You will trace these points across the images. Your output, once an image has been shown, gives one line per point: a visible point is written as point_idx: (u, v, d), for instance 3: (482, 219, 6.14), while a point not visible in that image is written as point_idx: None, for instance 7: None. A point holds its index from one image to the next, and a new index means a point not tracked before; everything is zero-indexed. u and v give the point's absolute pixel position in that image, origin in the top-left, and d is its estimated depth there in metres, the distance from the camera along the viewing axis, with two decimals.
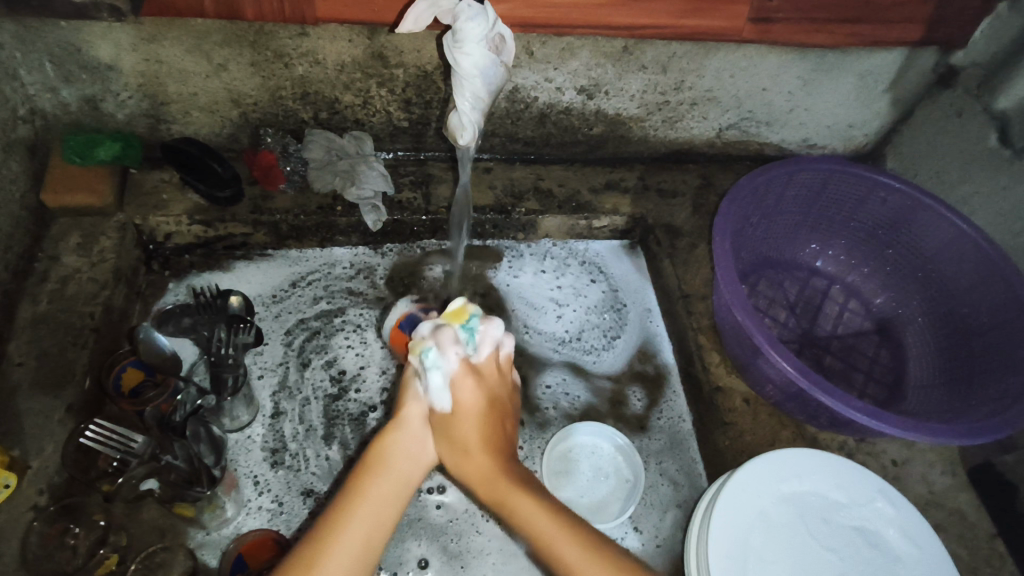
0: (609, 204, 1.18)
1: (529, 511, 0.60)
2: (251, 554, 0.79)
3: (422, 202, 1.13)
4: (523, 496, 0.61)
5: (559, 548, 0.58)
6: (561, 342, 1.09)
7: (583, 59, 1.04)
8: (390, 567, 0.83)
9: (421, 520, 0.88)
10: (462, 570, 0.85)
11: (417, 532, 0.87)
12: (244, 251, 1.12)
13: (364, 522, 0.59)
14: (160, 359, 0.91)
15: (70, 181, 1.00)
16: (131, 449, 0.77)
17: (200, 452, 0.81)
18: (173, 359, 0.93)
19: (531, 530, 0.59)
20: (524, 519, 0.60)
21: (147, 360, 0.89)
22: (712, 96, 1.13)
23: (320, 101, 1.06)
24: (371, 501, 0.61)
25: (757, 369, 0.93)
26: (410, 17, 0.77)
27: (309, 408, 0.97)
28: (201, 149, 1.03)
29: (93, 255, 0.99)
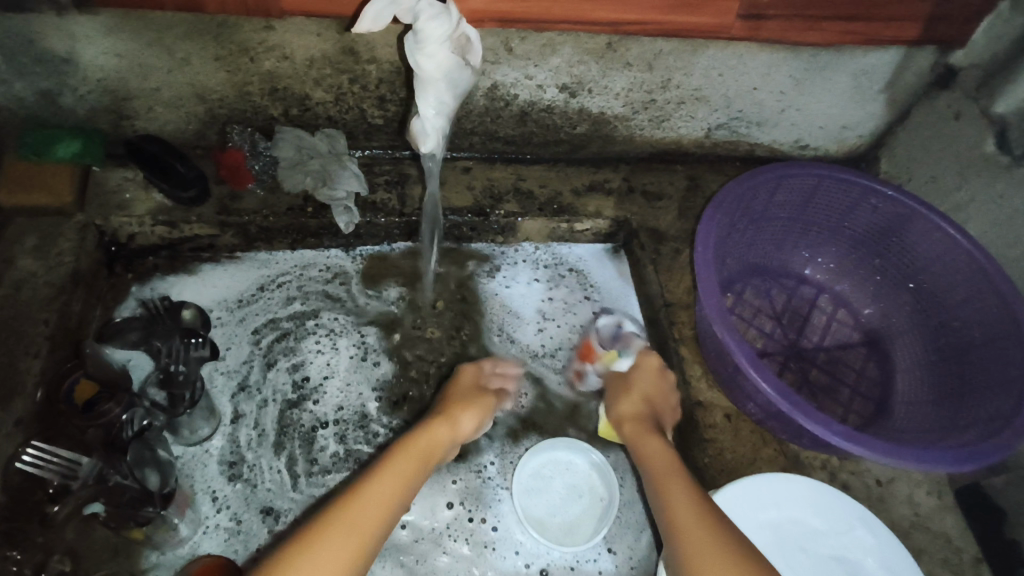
0: (592, 207, 1.14)
1: (658, 451, 0.79)
2: None
3: (397, 203, 1.08)
4: (657, 445, 0.79)
5: (672, 481, 0.73)
6: (533, 355, 1.05)
7: (566, 56, 0.99)
8: None
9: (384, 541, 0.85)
10: None
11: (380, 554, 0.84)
12: (211, 254, 1.07)
13: (412, 465, 0.74)
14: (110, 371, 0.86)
15: (30, 180, 0.96)
16: (75, 472, 0.74)
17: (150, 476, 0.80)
18: (120, 374, 0.87)
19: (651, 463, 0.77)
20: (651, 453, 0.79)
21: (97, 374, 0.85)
22: (701, 95, 1.08)
23: (289, 98, 1.01)
24: (418, 455, 0.75)
25: (738, 386, 0.89)
26: (367, 16, 0.68)
27: (264, 411, 0.95)
28: (163, 146, 1.01)
29: (50, 258, 0.95)
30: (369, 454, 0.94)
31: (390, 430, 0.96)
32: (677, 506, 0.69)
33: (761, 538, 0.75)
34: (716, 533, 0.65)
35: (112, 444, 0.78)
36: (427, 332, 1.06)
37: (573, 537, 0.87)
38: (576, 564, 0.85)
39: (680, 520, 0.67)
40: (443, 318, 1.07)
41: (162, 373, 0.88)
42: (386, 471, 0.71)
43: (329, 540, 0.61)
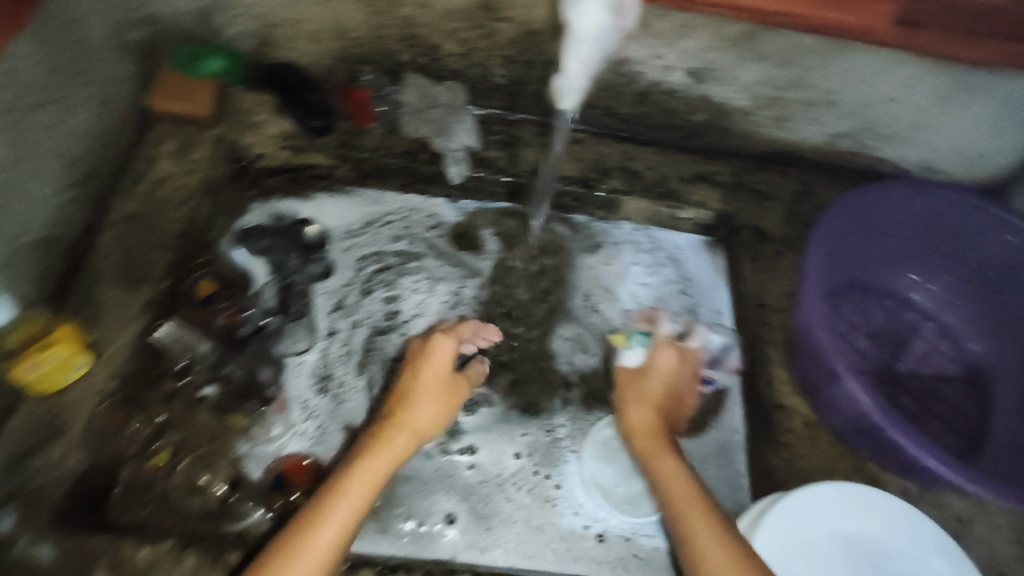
0: (697, 198, 1.14)
1: (675, 467, 0.74)
2: (291, 473, 0.86)
3: (506, 163, 1.12)
4: (666, 462, 0.75)
5: (691, 513, 0.68)
6: (615, 331, 1.07)
7: (700, 40, 0.98)
8: (418, 516, 0.86)
9: (450, 477, 0.90)
10: (487, 532, 0.86)
11: (447, 487, 0.89)
12: (326, 183, 1.12)
13: (372, 474, 0.69)
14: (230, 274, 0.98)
15: (175, 90, 1.03)
16: (197, 355, 0.88)
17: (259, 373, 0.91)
18: (241, 276, 0.99)
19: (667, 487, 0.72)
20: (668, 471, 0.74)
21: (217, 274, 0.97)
22: (831, 99, 1.05)
23: (421, 46, 1.04)
24: (380, 460, 0.70)
25: (827, 397, 0.89)
26: None
27: (355, 333, 1.00)
28: (298, 74, 1.07)
29: (187, 164, 1.02)
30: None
31: None
32: (694, 535, 0.66)
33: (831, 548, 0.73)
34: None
35: (231, 337, 0.91)
36: (517, 293, 1.08)
37: (634, 510, 0.88)
38: (631, 536, 0.87)
39: (704, 556, 0.64)
40: (534, 281, 1.09)
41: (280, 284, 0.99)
42: (340, 495, 0.66)
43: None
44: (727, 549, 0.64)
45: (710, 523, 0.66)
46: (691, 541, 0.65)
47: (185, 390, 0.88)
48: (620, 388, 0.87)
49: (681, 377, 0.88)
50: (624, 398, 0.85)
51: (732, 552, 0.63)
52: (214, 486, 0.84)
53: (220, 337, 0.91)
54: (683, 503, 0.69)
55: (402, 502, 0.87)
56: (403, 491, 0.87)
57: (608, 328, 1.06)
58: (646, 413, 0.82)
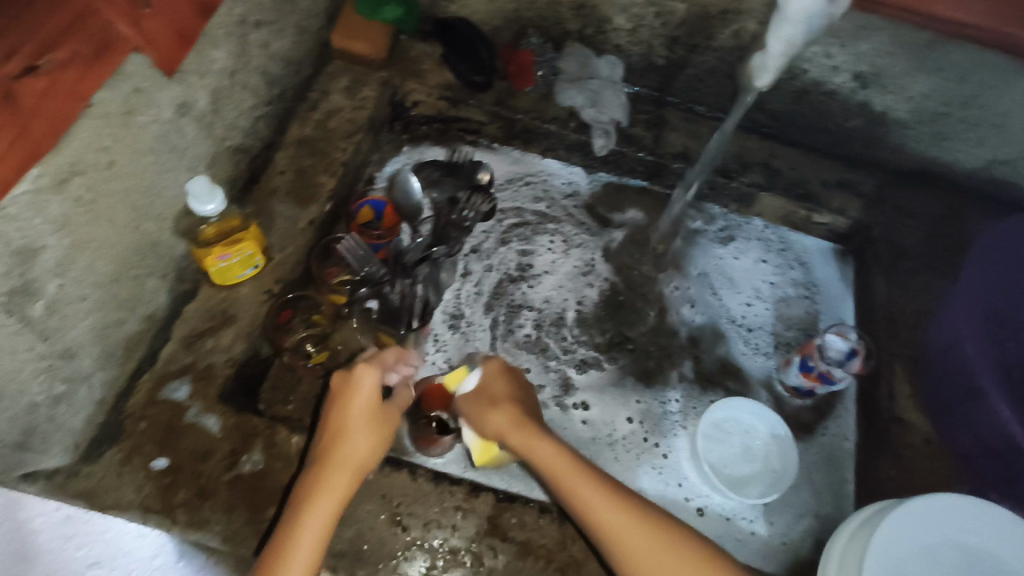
0: (837, 204, 1.12)
1: (553, 455, 0.72)
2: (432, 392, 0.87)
3: (651, 143, 1.13)
4: (557, 456, 0.72)
5: (606, 518, 0.68)
6: (732, 319, 1.07)
7: (876, 44, 0.97)
8: None
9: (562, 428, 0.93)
10: None
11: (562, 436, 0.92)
12: (473, 138, 1.18)
13: (315, 528, 0.64)
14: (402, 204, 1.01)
15: (356, 30, 1.10)
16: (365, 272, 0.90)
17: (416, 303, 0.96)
18: (411, 210, 1.02)
19: (569, 487, 0.70)
20: (547, 462, 0.72)
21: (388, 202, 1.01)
22: (1001, 123, 1.02)
23: (591, 18, 1.08)
24: (320, 507, 0.65)
25: (957, 416, 0.89)
26: None
27: (487, 276, 1.05)
28: (472, 31, 1.11)
29: (356, 100, 1.09)
30: (557, 348, 1.01)
31: (582, 336, 1.03)
32: (624, 544, 0.66)
33: (950, 559, 0.73)
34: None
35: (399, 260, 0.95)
36: (643, 269, 1.10)
37: (737, 492, 0.90)
38: (731, 516, 0.89)
39: (634, 558, 0.66)
40: (660, 261, 1.12)
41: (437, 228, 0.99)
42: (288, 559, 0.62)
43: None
44: (651, 532, 0.67)
45: (636, 532, 0.67)
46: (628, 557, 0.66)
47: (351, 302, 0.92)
48: (467, 409, 0.78)
49: (509, 394, 0.79)
50: (490, 411, 0.76)
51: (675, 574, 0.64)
52: None
53: (391, 259, 0.94)
54: (592, 500, 0.69)
55: None
56: None
57: (727, 317, 1.08)
58: (506, 419, 0.75)
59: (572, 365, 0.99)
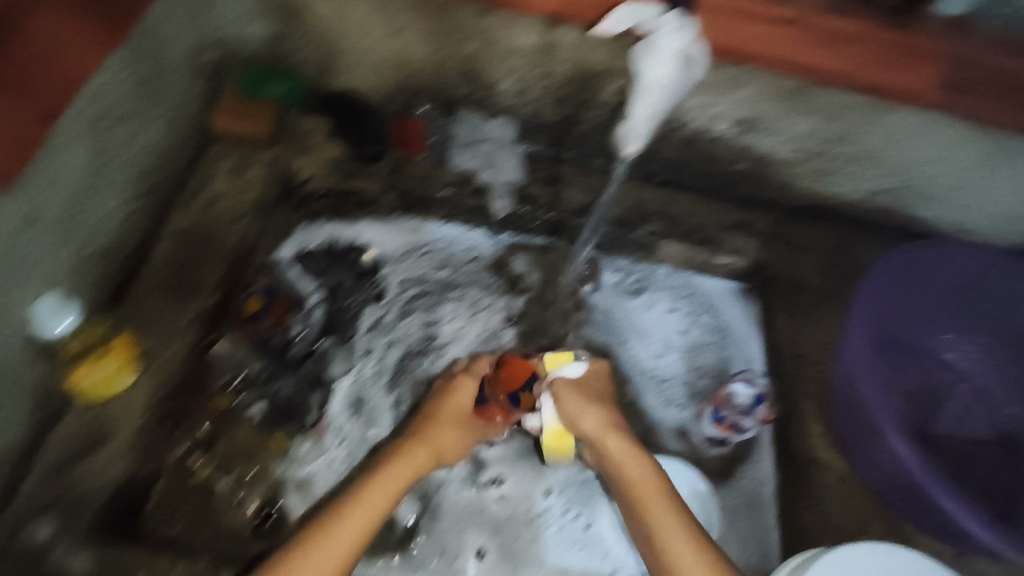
0: (735, 244, 1.16)
1: (626, 454, 0.80)
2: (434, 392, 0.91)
3: (549, 201, 1.14)
4: (631, 453, 0.80)
5: (657, 514, 0.73)
6: (646, 374, 1.12)
7: (751, 93, 0.99)
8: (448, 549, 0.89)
9: (480, 509, 0.93)
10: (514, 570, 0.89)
11: (483, 518, 0.92)
12: (370, 210, 1.15)
13: (372, 501, 0.74)
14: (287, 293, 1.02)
15: (238, 110, 1.06)
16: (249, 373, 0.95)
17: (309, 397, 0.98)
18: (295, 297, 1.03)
19: (635, 483, 0.77)
20: (620, 458, 0.80)
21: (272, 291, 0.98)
22: (874, 157, 1.07)
23: (478, 83, 1.05)
24: (387, 484, 0.76)
25: (862, 451, 0.90)
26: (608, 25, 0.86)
27: (389, 352, 1.05)
28: (360, 105, 1.09)
29: (241, 183, 1.05)
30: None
31: None
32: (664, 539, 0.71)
33: None
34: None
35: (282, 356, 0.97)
36: None
37: None
38: None
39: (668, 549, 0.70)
40: None
41: (336, 307, 1.06)
42: (350, 509, 0.73)
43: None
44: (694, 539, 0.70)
45: (679, 538, 0.70)
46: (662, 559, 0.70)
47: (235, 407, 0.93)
48: (557, 394, 0.86)
49: (602, 395, 0.87)
50: (588, 407, 0.83)
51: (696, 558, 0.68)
52: (247, 503, 0.89)
53: (272, 356, 0.96)
54: (657, 510, 0.73)
55: (435, 531, 0.91)
56: (434, 521, 0.91)
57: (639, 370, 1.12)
58: (597, 424, 0.82)
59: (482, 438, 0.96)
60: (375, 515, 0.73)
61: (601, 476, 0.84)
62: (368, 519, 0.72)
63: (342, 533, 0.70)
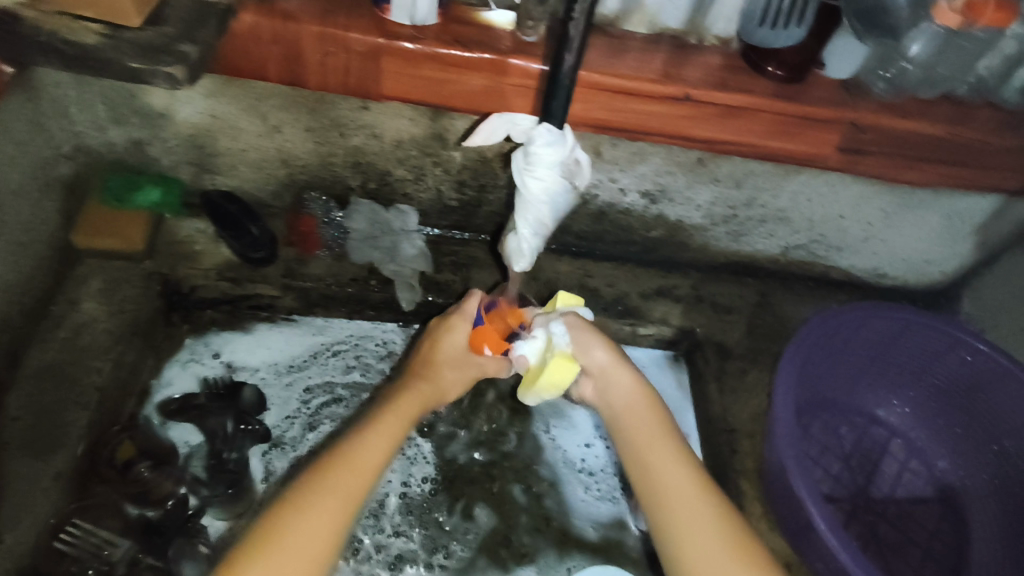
0: (659, 313, 1.11)
1: (645, 397, 0.76)
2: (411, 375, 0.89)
3: (460, 287, 1.07)
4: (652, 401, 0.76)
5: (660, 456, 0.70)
6: (573, 463, 1.02)
7: (654, 165, 0.97)
8: None
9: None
10: None
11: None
12: (268, 313, 1.06)
13: (376, 437, 0.68)
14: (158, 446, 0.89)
15: (105, 224, 0.96)
16: (103, 555, 0.80)
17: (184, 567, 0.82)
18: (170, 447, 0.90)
19: (645, 424, 0.74)
20: (633, 399, 0.76)
21: (142, 445, 0.88)
22: (784, 216, 1.06)
23: (371, 172, 1.00)
24: (390, 424, 0.70)
25: (803, 539, 0.86)
26: (483, 132, 0.84)
27: (294, 472, 0.95)
28: (240, 207, 1.00)
29: (113, 303, 0.94)
30: (371, 545, 0.91)
31: (404, 525, 0.93)
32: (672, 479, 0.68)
33: None
34: (703, 510, 0.66)
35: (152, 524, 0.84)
36: (475, 426, 1.03)
37: None
38: None
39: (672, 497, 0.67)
40: (494, 411, 1.04)
41: (213, 459, 0.90)
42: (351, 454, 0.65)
43: (302, 523, 0.59)
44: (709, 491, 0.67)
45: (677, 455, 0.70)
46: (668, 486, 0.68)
47: None
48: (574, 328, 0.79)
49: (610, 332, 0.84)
50: (594, 339, 0.78)
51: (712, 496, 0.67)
52: None
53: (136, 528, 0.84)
54: (651, 453, 0.71)
55: None
56: None
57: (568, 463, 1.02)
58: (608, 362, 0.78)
59: (386, 564, 0.90)
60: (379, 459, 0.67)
61: (597, 413, 0.80)
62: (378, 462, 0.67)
63: (351, 465, 0.64)
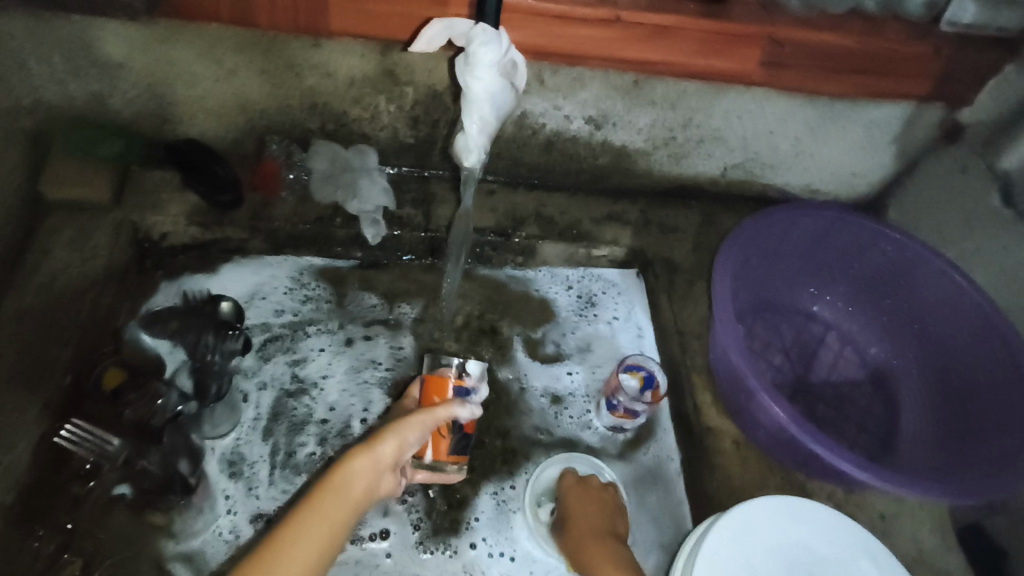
0: (610, 235, 1.18)
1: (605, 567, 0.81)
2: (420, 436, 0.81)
3: (422, 220, 1.12)
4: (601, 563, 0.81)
5: None
6: (548, 379, 1.08)
7: (594, 90, 1.04)
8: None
9: (368, 568, 0.88)
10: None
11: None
12: (239, 256, 1.11)
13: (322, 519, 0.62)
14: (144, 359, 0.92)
15: (70, 177, 0.98)
16: (106, 452, 0.83)
17: (178, 462, 0.85)
18: (155, 361, 0.93)
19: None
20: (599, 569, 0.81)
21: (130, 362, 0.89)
22: (719, 135, 1.13)
23: (328, 113, 1.05)
24: (336, 501, 0.63)
25: (749, 414, 0.94)
26: (424, 38, 0.84)
27: (261, 397, 0.99)
28: (202, 151, 1.04)
29: (85, 251, 0.97)
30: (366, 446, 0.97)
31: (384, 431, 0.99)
32: None
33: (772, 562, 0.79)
34: None
35: (145, 429, 0.85)
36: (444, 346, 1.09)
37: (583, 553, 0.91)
38: None
39: None
40: (461, 333, 1.10)
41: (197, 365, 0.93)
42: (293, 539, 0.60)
43: None
44: None
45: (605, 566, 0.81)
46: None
47: (96, 493, 0.83)
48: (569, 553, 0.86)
49: (575, 512, 0.88)
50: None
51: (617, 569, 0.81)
52: None
53: (131, 430, 0.85)
54: None
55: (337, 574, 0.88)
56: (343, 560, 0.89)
57: (530, 378, 1.08)
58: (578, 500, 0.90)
59: None
60: (330, 540, 0.61)
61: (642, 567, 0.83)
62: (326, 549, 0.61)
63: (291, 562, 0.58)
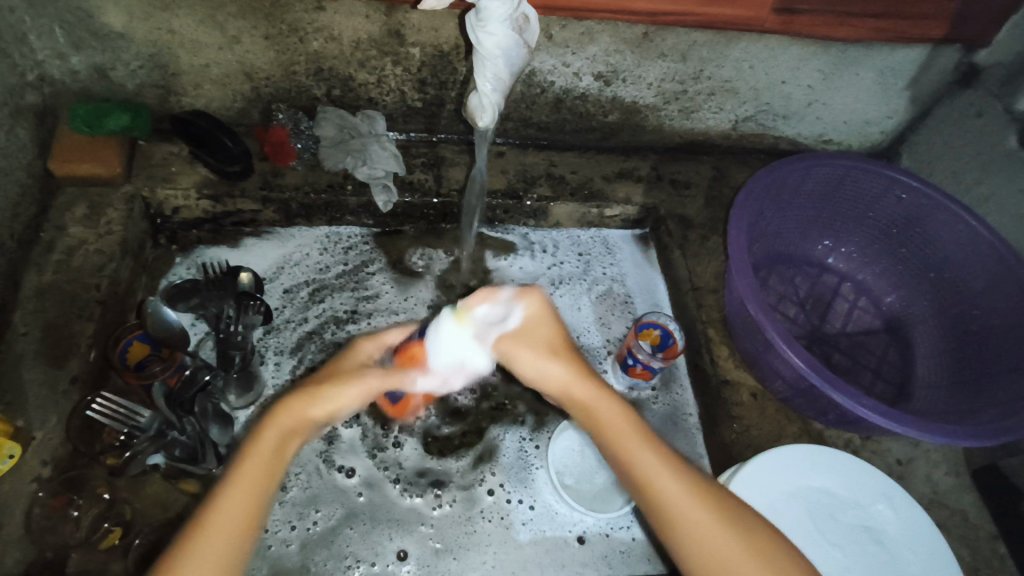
0: (622, 193, 1.17)
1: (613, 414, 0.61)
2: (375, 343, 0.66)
3: (433, 184, 1.11)
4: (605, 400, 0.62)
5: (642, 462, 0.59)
6: None
7: (603, 44, 1.02)
8: (378, 539, 0.87)
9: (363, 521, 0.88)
10: (454, 561, 0.87)
11: (382, 528, 0.88)
12: (252, 228, 1.11)
13: (243, 505, 0.53)
14: (167, 334, 0.92)
15: (78, 151, 0.98)
16: (137, 424, 0.78)
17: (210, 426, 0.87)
18: (181, 335, 0.94)
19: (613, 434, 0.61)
20: (603, 417, 0.62)
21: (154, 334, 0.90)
22: (730, 86, 1.11)
23: (334, 78, 1.03)
24: (250, 491, 0.54)
25: (767, 365, 0.95)
26: None
27: (298, 342, 1.02)
28: (211, 123, 1.00)
29: (100, 226, 0.97)
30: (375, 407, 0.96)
31: None
32: (659, 501, 0.57)
33: (795, 507, 0.81)
34: (716, 528, 0.56)
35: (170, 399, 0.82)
36: None
37: (603, 505, 0.93)
38: (608, 530, 0.92)
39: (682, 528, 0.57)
40: None
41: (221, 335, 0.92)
42: (212, 524, 0.52)
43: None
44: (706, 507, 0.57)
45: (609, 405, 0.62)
46: (623, 456, 0.60)
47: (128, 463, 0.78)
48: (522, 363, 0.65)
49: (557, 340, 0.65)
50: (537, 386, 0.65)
51: (641, 433, 0.61)
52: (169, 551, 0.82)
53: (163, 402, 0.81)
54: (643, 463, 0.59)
55: (349, 541, 0.87)
56: (353, 527, 0.88)
57: None
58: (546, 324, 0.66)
59: (381, 422, 0.96)
60: (257, 515, 0.53)
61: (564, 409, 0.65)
62: (250, 533, 0.53)
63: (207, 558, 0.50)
